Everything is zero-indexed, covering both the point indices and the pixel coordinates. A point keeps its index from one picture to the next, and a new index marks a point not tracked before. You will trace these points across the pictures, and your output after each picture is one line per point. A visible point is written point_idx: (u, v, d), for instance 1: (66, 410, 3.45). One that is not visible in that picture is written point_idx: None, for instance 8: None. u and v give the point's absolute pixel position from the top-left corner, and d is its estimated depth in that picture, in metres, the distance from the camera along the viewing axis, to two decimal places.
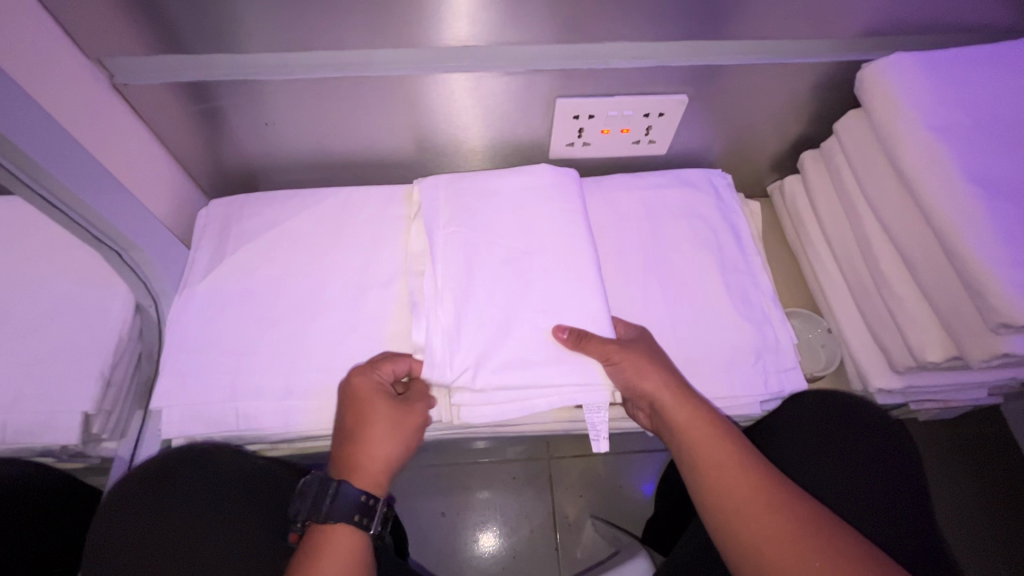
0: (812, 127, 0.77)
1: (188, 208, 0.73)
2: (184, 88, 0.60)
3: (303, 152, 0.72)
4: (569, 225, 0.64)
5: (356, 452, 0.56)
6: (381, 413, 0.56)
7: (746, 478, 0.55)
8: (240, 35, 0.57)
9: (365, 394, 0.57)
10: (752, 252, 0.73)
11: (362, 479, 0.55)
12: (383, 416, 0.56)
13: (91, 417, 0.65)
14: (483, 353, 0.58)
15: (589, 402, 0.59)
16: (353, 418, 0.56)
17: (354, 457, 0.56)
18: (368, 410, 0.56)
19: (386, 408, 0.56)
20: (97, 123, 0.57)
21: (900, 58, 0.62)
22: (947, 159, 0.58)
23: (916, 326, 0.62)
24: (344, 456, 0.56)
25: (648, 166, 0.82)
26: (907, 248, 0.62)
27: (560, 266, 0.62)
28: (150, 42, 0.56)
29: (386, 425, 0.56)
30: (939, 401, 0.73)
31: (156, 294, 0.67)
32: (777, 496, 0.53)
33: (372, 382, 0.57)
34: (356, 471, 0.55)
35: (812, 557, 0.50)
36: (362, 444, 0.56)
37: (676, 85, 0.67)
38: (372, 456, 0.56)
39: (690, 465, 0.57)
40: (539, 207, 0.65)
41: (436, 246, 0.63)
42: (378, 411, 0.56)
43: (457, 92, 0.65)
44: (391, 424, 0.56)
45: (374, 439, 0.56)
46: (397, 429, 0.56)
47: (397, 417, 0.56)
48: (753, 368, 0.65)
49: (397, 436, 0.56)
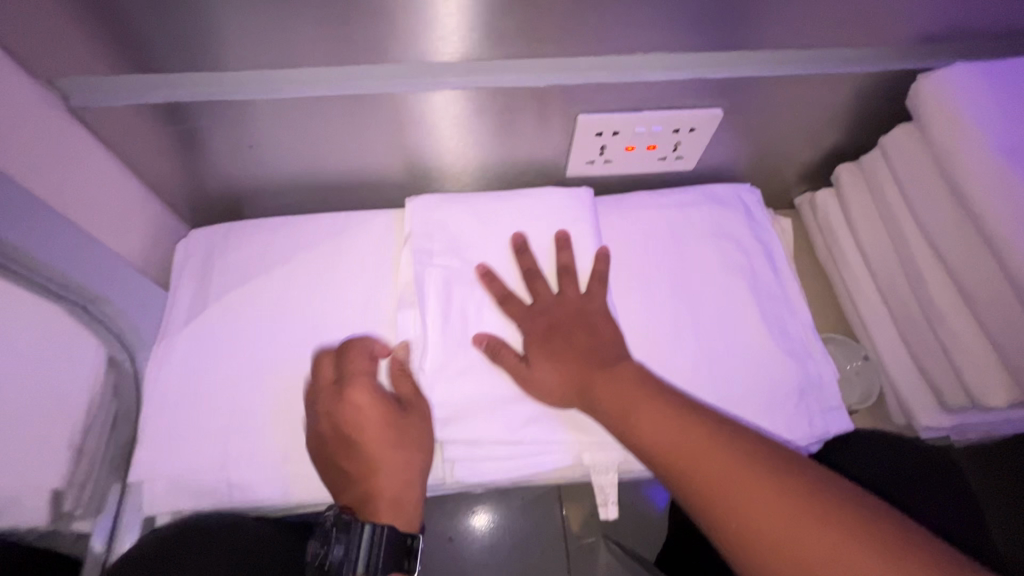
0: (851, 138, 0.70)
1: (165, 240, 0.65)
2: (153, 110, 0.52)
3: (291, 174, 0.64)
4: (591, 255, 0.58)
5: (371, 481, 0.51)
6: (381, 428, 0.51)
7: (694, 430, 0.44)
8: (217, 50, 0.49)
9: (356, 413, 0.51)
10: (788, 277, 0.67)
11: (385, 512, 0.50)
12: (385, 433, 0.51)
13: (61, 494, 0.60)
14: (506, 410, 0.53)
15: (596, 464, 0.53)
16: (353, 445, 0.51)
17: (370, 489, 0.51)
18: (367, 428, 0.51)
19: (384, 423, 0.51)
20: (53, 158, 0.49)
21: (961, 70, 0.56)
22: (1018, 186, 0.52)
23: (974, 365, 0.57)
24: (360, 486, 0.51)
25: (672, 182, 0.76)
26: (967, 282, 0.56)
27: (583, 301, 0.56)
28: (112, 59, 0.48)
29: (391, 443, 0.51)
30: (982, 432, 0.68)
31: (133, 346, 0.60)
32: (705, 428, 0.44)
33: (359, 398, 0.51)
34: (377, 505, 0.50)
35: (785, 507, 0.38)
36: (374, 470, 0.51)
37: (710, 99, 0.60)
38: (391, 482, 0.50)
39: (596, 412, 0.50)
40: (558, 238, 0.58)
41: (425, 283, 0.56)
42: (377, 428, 0.51)
43: (463, 109, 0.58)
44: (395, 439, 0.51)
45: (386, 463, 0.50)
46: (405, 443, 0.51)
47: (398, 429, 0.51)
48: (796, 410, 0.59)
49: (408, 451, 0.51)
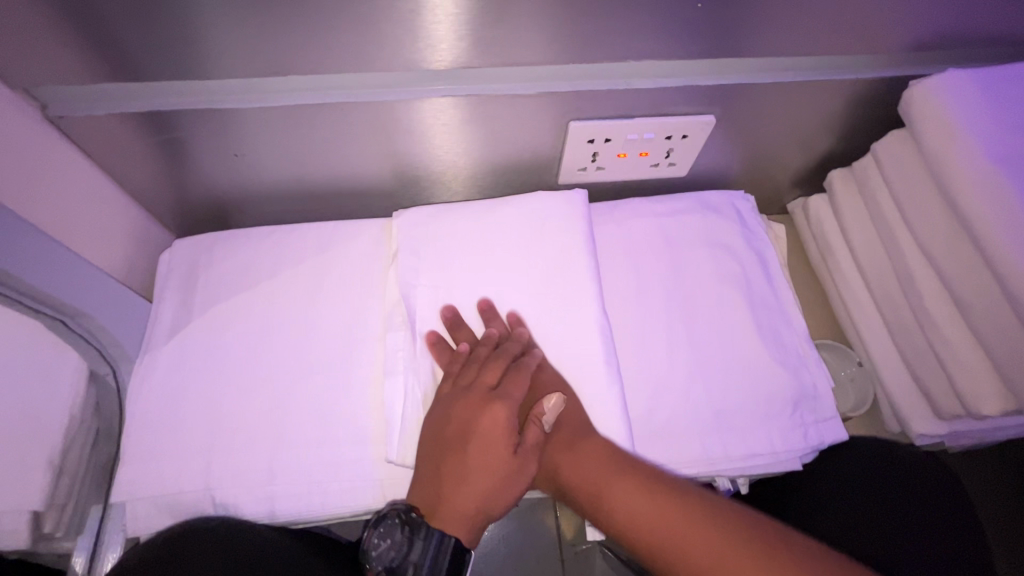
0: (843, 144, 0.70)
1: (149, 251, 0.64)
2: (134, 119, 0.51)
3: (278, 183, 0.63)
4: (578, 265, 0.57)
5: (451, 487, 0.51)
6: (502, 456, 0.51)
7: (659, 504, 0.46)
8: (199, 58, 0.48)
9: (489, 429, 0.51)
10: (782, 285, 0.66)
11: (452, 522, 0.50)
12: (502, 461, 0.51)
13: (42, 515, 0.59)
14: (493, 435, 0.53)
15: None
16: (460, 455, 0.51)
17: (446, 495, 0.50)
18: (490, 446, 0.51)
19: (509, 454, 0.51)
20: (30, 169, 0.48)
21: (953, 78, 0.55)
22: (1011, 194, 0.52)
23: (967, 374, 0.57)
24: (437, 490, 0.50)
25: (665, 188, 0.75)
26: (961, 291, 0.56)
27: (566, 317, 0.55)
28: (91, 67, 0.47)
29: (501, 470, 0.51)
30: (976, 439, 0.68)
31: (114, 359, 0.59)
32: (680, 505, 0.46)
33: (501, 419, 0.52)
34: (446, 512, 0.50)
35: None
36: (460, 481, 0.51)
37: (702, 105, 0.60)
38: (472, 500, 0.50)
39: (568, 489, 0.51)
40: (549, 248, 0.58)
41: (416, 296, 0.56)
42: (501, 455, 0.51)
43: (452, 116, 0.57)
44: (506, 470, 0.51)
45: (481, 482, 0.51)
46: (513, 478, 0.51)
47: (514, 462, 0.51)
48: (790, 420, 0.59)
49: (510, 485, 0.51)
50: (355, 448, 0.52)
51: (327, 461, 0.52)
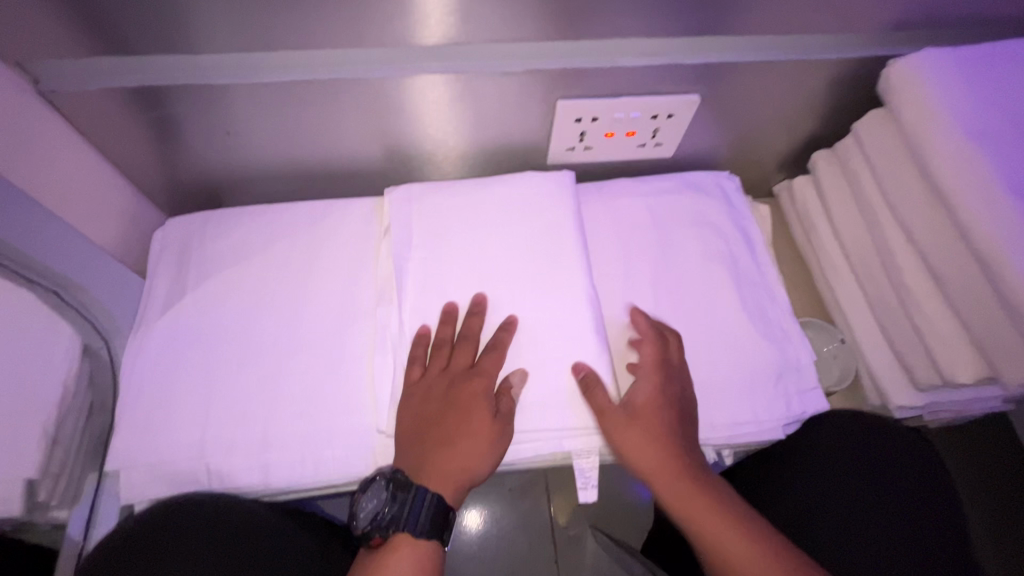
0: (826, 125, 0.72)
1: (142, 230, 0.64)
2: (126, 94, 0.52)
3: (269, 162, 0.64)
4: (565, 238, 0.58)
5: (435, 451, 0.51)
6: (477, 417, 0.51)
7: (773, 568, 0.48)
8: (189, 33, 0.49)
9: (464, 394, 0.52)
10: (767, 263, 0.68)
11: (436, 482, 0.50)
12: (477, 421, 0.51)
13: (36, 483, 0.59)
14: None
15: (574, 449, 0.53)
16: (439, 420, 0.51)
17: (428, 457, 0.51)
18: (466, 408, 0.51)
19: (484, 414, 0.51)
20: (22, 139, 0.48)
21: (930, 57, 0.57)
22: (985, 168, 0.53)
23: (945, 345, 0.58)
24: (419, 452, 0.51)
25: (652, 169, 0.76)
26: (938, 264, 0.58)
27: (559, 288, 0.56)
28: (83, 42, 0.48)
29: (474, 429, 0.51)
30: (954, 412, 0.70)
31: (107, 333, 0.62)
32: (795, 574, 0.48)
33: (480, 382, 0.52)
34: (428, 473, 0.50)
35: None
36: (442, 445, 0.51)
37: (688, 84, 0.61)
38: (454, 462, 0.50)
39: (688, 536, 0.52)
40: (538, 224, 0.59)
41: (406, 270, 0.57)
42: (475, 416, 0.51)
43: (442, 94, 0.58)
44: (482, 430, 0.50)
45: (461, 446, 0.50)
46: (490, 438, 0.50)
47: (490, 423, 0.51)
48: (774, 391, 0.60)
49: (489, 445, 0.50)
50: (347, 418, 0.53)
51: (319, 430, 0.53)
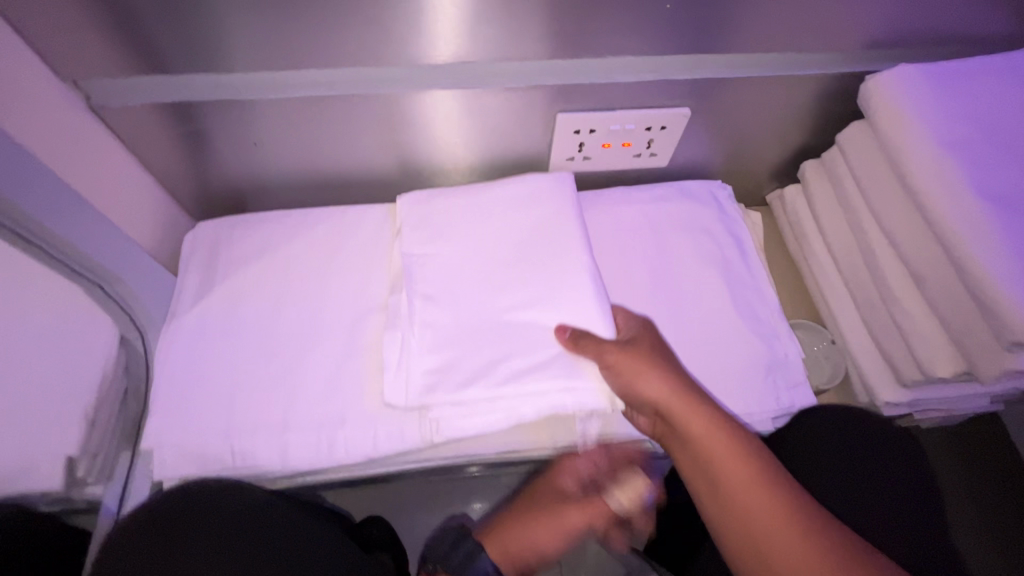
0: (813, 137, 0.76)
1: (173, 233, 0.70)
2: (166, 109, 0.58)
3: (292, 171, 0.69)
4: (563, 225, 0.61)
5: (518, 530, 0.70)
6: (567, 508, 0.70)
7: (768, 501, 0.51)
8: (225, 55, 0.54)
9: (562, 468, 0.70)
10: (757, 264, 0.72)
11: (500, 554, 0.68)
12: (560, 510, 0.70)
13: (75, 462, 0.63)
14: (495, 366, 0.55)
15: (581, 408, 0.55)
16: (540, 493, 0.73)
17: (513, 530, 0.70)
18: (548, 494, 0.72)
19: (568, 502, 0.71)
20: (76, 149, 0.54)
21: (904, 72, 0.61)
22: (955, 174, 0.57)
23: (925, 341, 0.61)
24: (511, 529, 0.70)
25: (648, 179, 0.81)
26: (916, 264, 0.61)
27: (560, 266, 0.59)
28: (132, 63, 0.54)
29: (555, 517, 0.70)
30: (941, 411, 0.72)
31: (143, 324, 0.66)
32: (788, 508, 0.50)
33: (572, 470, 0.69)
34: (502, 541, 0.69)
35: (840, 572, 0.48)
36: (532, 524, 0.70)
37: (679, 99, 0.66)
38: (528, 540, 0.69)
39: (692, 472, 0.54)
40: (542, 216, 0.62)
41: (413, 266, 0.60)
42: (569, 508, 0.70)
43: (452, 109, 0.63)
44: (559, 518, 0.70)
45: (540, 530, 0.70)
46: (562, 522, 0.69)
47: (565, 507, 0.70)
48: (763, 385, 0.63)
49: (554, 530, 0.69)
50: (360, 405, 0.57)
51: (335, 415, 0.57)
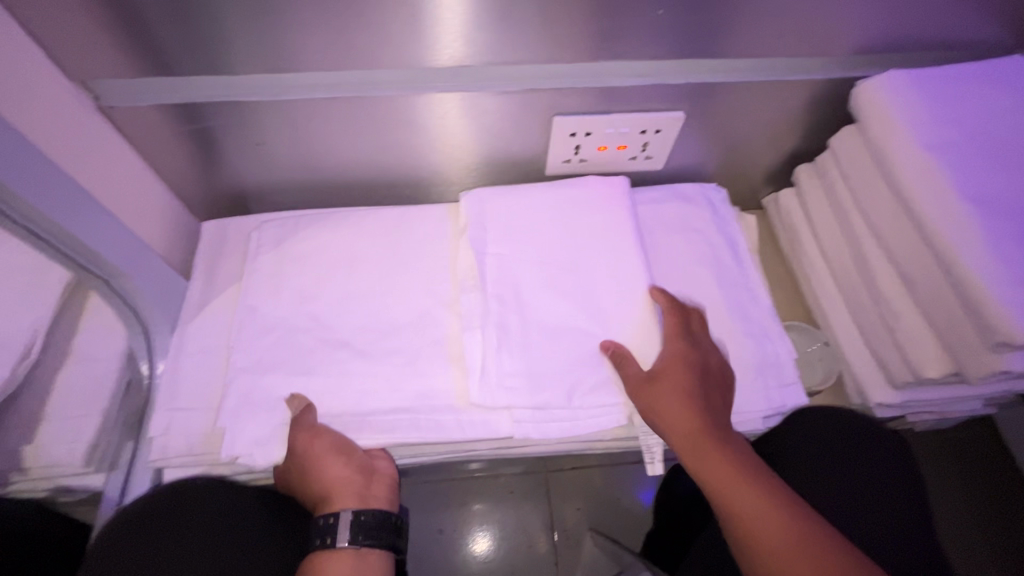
0: (807, 141, 0.77)
1: (176, 231, 0.71)
2: (172, 109, 0.59)
3: (293, 171, 0.71)
4: (623, 238, 0.65)
5: (324, 485, 0.57)
6: (303, 445, 0.57)
7: (771, 522, 0.49)
8: (231, 58, 0.56)
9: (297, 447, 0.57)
10: (750, 266, 0.73)
11: (341, 500, 0.57)
12: (309, 456, 0.57)
13: None
14: (572, 375, 0.60)
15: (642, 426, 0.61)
16: (300, 462, 0.57)
17: (330, 489, 0.57)
18: (309, 456, 0.57)
19: (314, 457, 0.57)
20: (85, 148, 0.56)
21: (894, 77, 0.62)
22: (944, 177, 0.58)
23: (914, 342, 0.62)
24: (335, 488, 0.57)
25: (644, 182, 0.82)
26: (905, 266, 0.62)
27: (627, 282, 0.63)
28: (139, 65, 0.56)
29: (314, 464, 0.57)
30: (935, 413, 0.72)
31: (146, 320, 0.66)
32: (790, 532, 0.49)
33: (303, 445, 0.57)
34: (335, 497, 0.57)
35: None
36: (319, 475, 0.57)
37: (673, 102, 0.67)
38: (329, 479, 0.57)
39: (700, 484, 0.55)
40: (602, 227, 0.66)
41: (485, 265, 0.64)
42: (308, 450, 0.57)
43: (451, 111, 0.65)
44: (314, 461, 0.57)
45: (322, 468, 0.57)
46: (320, 463, 0.57)
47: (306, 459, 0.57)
48: (755, 385, 0.64)
49: (326, 467, 0.57)
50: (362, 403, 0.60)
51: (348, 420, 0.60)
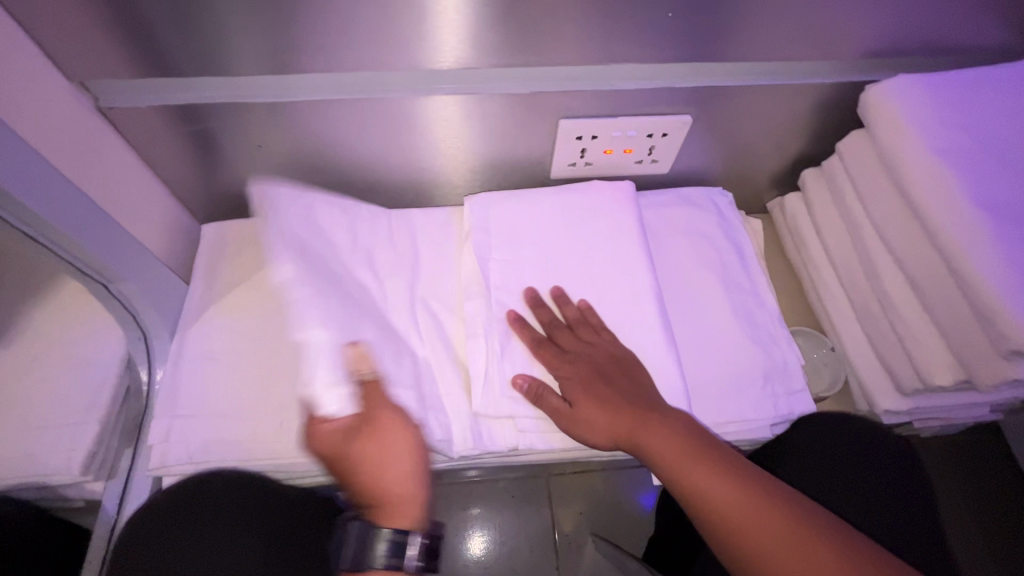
0: (813, 145, 0.76)
1: (176, 234, 0.70)
2: (173, 111, 0.58)
3: (295, 173, 0.70)
4: (628, 243, 0.64)
5: (388, 484, 0.56)
6: (389, 429, 0.56)
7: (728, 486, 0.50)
8: (234, 60, 0.55)
9: (381, 425, 0.56)
10: (756, 271, 0.72)
11: (397, 509, 0.56)
12: (387, 439, 0.56)
13: None
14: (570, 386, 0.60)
15: None
16: (365, 451, 0.56)
17: (389, 493, 0.56)
18: (373, 448, 0.56)
19: (393, 442, 0.56)
20: (84, 149, 0.55)
21: (902, 81, 0.62)
22: (953, 182, 0.57)
23: (922, 349, 0.62)
24: (393, 494, 0.56)
25: (648, 186, 0.81)
26: (914, 272, 0.61)
27: (630, 288, 0.62)
28: (139, 66, 0.55)
29: (387, 453, 0.56)
30: (941, 420, 0.72)
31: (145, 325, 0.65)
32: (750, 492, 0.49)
33: (382, 424, 0.56)
34: (392, 504, 0.56)
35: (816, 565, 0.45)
36: (384, 472, 0.56)
37: (680, 106, 0.66)
38: (396, 479, 0.56)
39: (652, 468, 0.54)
40: (607, 232, 0.65)
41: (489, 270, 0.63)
42: (392, 432, 0.56)
43: (456, 114, 0.64)
44: (393, 447, 0.56)
45: (389, 464, 0.56)
46: (393, 455, 0.56)
47: (387, 443, 0.56)
48: (762, 392, 0.63)
49: (404, 460, 0.56)
50: None
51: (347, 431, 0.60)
